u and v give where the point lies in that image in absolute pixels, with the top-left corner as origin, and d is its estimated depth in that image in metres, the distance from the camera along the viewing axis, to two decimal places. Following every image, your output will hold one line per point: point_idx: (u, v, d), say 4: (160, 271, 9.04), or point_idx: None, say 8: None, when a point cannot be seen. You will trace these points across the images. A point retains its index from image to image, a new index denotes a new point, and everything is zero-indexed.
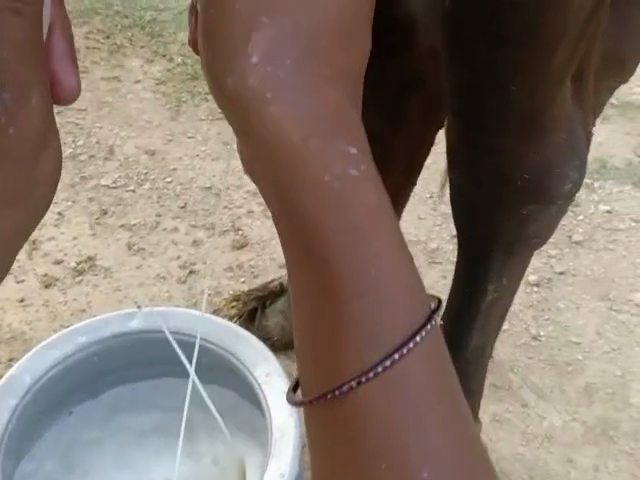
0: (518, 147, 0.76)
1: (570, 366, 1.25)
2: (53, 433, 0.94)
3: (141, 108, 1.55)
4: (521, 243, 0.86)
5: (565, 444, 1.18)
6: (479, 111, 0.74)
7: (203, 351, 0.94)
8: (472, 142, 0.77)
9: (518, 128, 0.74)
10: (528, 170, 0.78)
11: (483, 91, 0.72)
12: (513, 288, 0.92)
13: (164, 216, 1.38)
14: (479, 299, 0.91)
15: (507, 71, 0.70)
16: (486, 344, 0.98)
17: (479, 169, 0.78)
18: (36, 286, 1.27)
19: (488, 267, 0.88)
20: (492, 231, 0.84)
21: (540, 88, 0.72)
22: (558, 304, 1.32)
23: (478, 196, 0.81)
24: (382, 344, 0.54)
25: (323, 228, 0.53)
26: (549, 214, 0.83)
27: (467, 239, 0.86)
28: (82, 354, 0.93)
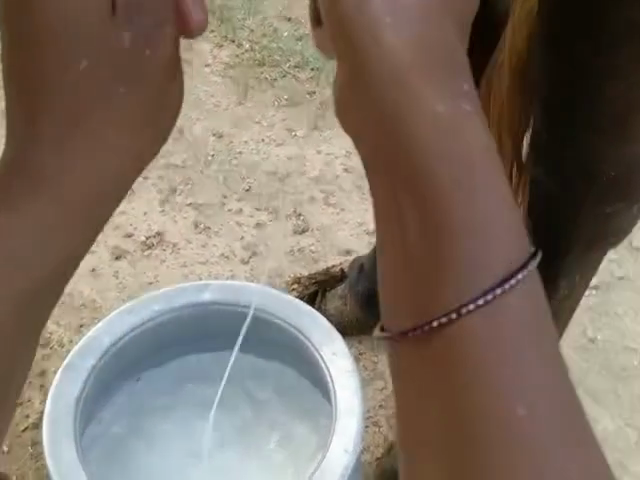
0: (606, 148, 0.76)
1: (626, 371, 1.25)
2: (120, 398, 0.98)
3: (210, 91, 1.58)
4: (598, 241, 0.86)
5: (617, 448, 1.18)
6: (571, 111, 0.74)
7: (271, 328, 0.98)
8: (560, 140, 0.77)
9: (608, 128, 0.74)
10: (616, 167, 0.78)
11: (576, 92, 0.73)
12: (584, 283, 0.93)
13: (229, 197, 1.41)
14: (553, 289, 0.92)
15: (604, 75, 0.71)
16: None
17: (564, 168, 0.79)
18: (107, 257, 1.31)
19: (562, 265, 0.88)
20: (572, 226, 0.84)
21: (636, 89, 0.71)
22: (616, 308, 1.31)
23: (557, 194, 0.82)
24: (482, 290, 0.59)
25: (428, 170, 0.60)
26: (629, 214, 0.84)
27: (539, 234, 0.86)
28: (156, 322, 0.98)
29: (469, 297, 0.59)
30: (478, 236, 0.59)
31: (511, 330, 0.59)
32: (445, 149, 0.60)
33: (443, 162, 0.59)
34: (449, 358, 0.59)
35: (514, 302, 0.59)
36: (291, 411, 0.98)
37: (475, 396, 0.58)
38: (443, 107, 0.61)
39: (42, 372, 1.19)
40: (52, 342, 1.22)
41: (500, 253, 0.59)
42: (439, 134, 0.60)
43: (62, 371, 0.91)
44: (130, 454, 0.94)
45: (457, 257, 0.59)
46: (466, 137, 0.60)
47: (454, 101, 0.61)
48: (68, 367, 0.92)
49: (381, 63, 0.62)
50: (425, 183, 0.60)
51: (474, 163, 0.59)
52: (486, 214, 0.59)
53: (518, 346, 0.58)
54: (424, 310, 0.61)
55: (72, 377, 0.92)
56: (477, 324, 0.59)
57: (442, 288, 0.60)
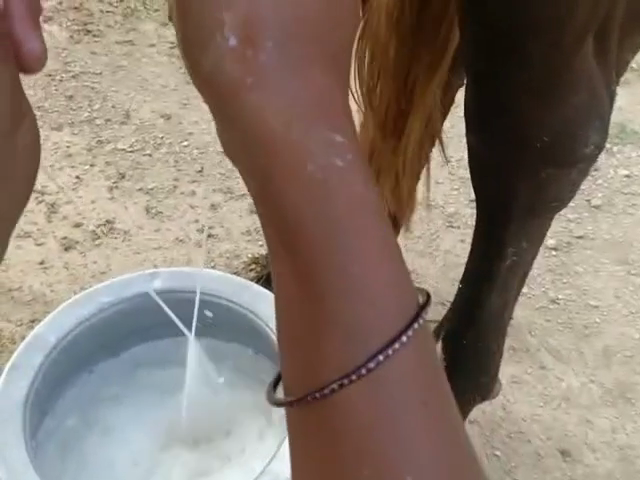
0: (534, 114, 0.73)
1: (588, 329, 1.25)
2: (73, 391, 0.95)
3: (156, 72, 1.54)
4: (537, 209, 0.82)
5: (583, 405, 1.18)
6: (495, 76, 0.72)
7: (226, 311, 0.96)
8: (489, 106, 0.74)
9: (531, 91, 0.72)
10: (547, 133, 0.75)
11: (499, 52, 0.70)
12: (535, 246, 0.86)
13: (181, 180, 1.38)
14: (498, 262, 0.86)
15: (525, 32, 0.68)
16: (506, 302, 0.92)
17: (496, 135, 0.76)
18: (56, 249, 1.27)
19: (506, 227, 0.83)
20: (511, 194, 0.80)
21: (560, 50, 0.69)
22: (576, 268, 1.32)
23: (493, 162, 0.78)
24: (364, 298, 0.49)
25: (284, 167, 0.48)
26: (568, 178, 0.79)
27: (484, 200, 0.82)
28: (106, 314, 0.94)
29: (352, 353, 0.50)
30: (348, 248, 0.49)
31: (390, 400, 0.50)
32: (314, 180, 0.48)
33: (318, 199, 0.48)
34: (332, 426, 0.51)
35: (401, 361, 0.50)
36: (249, 391, 0.96)
37: (364, 440, 0.50)
38: (310, 130, 0.48)
39: None
40: (3, 338, 1.18)
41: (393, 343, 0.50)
42: (313, 160, 0.48)
43: (8, 372, 0.87)
44: (85, 449, 0.92)
45: (337, 251, 0.49)
46: (336, 135, 0.49)
47: (324, 117, 0.48)
48: (13, 369, 0.88)
49: (218, 52, 0.48)
50: (308, 225, 0.48)
51: (349, 205, 0.49)
52: (343, 202, 0.49)
53: (402, 381, 0.50)
54: (316, 355, 0.51)
55: (19, 376, 0.88)
56: (385, 373, 0.50)
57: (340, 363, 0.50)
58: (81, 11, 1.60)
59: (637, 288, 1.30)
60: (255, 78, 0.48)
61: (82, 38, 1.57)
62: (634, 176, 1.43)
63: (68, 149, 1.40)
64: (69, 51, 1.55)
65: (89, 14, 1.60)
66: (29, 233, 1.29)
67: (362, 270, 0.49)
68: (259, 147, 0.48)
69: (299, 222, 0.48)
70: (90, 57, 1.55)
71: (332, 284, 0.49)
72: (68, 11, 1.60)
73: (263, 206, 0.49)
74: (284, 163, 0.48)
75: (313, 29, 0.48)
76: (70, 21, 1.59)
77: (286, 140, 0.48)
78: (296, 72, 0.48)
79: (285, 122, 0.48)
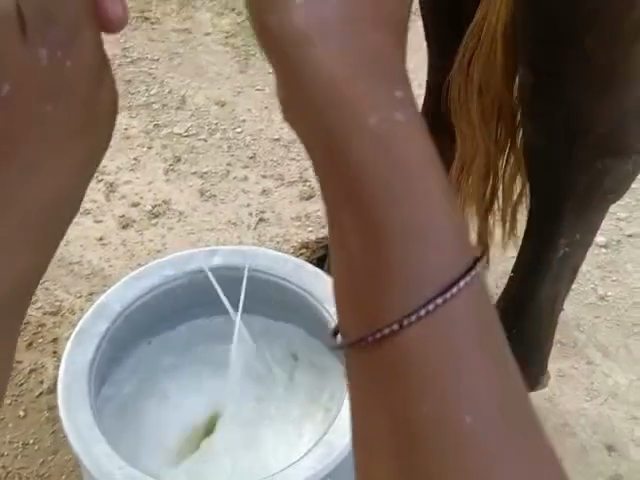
0: (590, 104, 0.73)
1: (636, 327, 1.25)
2: (132, 360, 0.98)
3: (211, 60, 1.57)
4: (592, 200, 0.81)
5: (630, 402, 1.17)
6: (551, 65, 0.73)
7: (282, 291, 0.98)
8: (546, 97, 0.75)
9: (587, 80, 0.72)
10: (603, 124, 0.74)
11: (553, 39, 0.71)
12: (587, 241, 0.86)
13: (234, 165, 1.41)
14: (551, 250, 0.86)
15: (582, 25, 0.69)
16: (556, 295, 0.93)
17: (552, 124, 0.76)
18: (114, 227, 1.30)
19: (559, 216, 0.83)
20: (563, 186, 0.80)
21: (617, 44, 0.69)
22: (626, 266, 1.31)
23: (547, 153, 0.79)
24: (424, 247, 0.53)
25: (352, 141, 0.54)
26: (625, 171, 0.78)
27: (538, 189, 0.82)
28: (168, 287, 0.97)
29: (416, 302, 0.53)
30: (420, 219, 0.53)
31: (449, 343, 0.53)
32: (374, 138, 0.54)
33: (379, 160, 0.54)
34: (388, 360, 0.54)
35: (457, 311, 0.53)
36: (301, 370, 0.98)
37: (431, 417, 0.52)
38: (375, 97, 0.55)
39: (54, 339, 1.17)
40: (63, 309, 1.21)
41: (434, 269, 0.53)
42: (372, 115, 0.54)
43: (75, 337, 0.90)
44: (142, 416, 0.95)
45: (402, 218, 0.53)
46: (397, 110, 0.55)
47: (382, 79, 0.56)
48: (81, 334, 0.91)
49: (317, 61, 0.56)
50: (370, 193, 0.54)
51: (407, 156, 0.54)
52: (425, 231, 0.53)
53: (454, 325, 0.53)
54: (372, 316, 0.54)
55: (86, 341, 0.91)
56: (416, 340, 0.53)
57: (404, 278, 0.53)
58: None
59: None
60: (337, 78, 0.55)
61: (140, 25, 1.61)
62: None
63: (125, 131, 1.44)
64: (128, 37, 1.59)
65: (147, 2, 1.64)
66: (88, 211, 1.32)
67: (425, 238, 0.53)
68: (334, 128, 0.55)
69: (361, 179, 0.54)
70: (147, 43, 1.59)
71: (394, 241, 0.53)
72: None
73: (326, 172, 0.55)
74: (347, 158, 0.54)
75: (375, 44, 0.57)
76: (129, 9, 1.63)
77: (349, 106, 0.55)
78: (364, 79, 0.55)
79: (342, 97, 0.55)
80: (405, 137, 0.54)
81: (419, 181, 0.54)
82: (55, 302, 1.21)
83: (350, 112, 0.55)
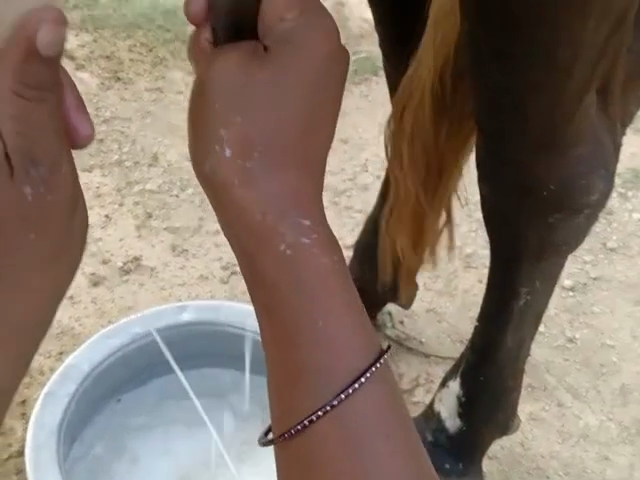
0: (537, 166, 0.77)
1: (605, 368, 1.27)
2: (101, 419, 0.98)
3: (183, 118, 1.60)
4: (547, 250, 0.84)
5: (601, 443, 1.18)
6: (502, 132, 0.76)
7: (253, 344, 0.99)
8: (498, 158, 0.78)
9: (534, 145, 0.75)
10: (553, 182, 0.78)
11: (501, 108, 0.74)
12: (546, 289, 0.89)
13: (206, 219, 1.43)
14: (512, 301, 0.89)
15: (526, 92, 0.72)
16: (522, 343, 0.95)
17: (505, 184, 0.79)
18: (85, 284, 1.31)
19: (518, 268, 0.86)
20: (520, 240, 0.83)
21: (561, 107, 0.73)
22: (592, 308, 1.34)
23: (503, 209, 0.82)
24: (332, 356, 0.65)
25: (264, 259, 0.67)
26: (576, 224, 0.82)
27: (497, 243, 0.85)
28: (137, 344, 0.97)
29: (323, 400, 0.65)
30: (323, 326, 0.65)
31: (357, 432, 0.65)
32: (291, 269, 0.66)
33: (289, 277, 0.66)
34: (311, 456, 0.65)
35: (359, 403, 0.65)
36: None
37: None
38: (283, 219, 0.66)
39: (23, 400, 1.17)
40: (32, 371, 1.20)
41: (333, 370, 0.65)
42: (286, 243, 0.66)
43: (43, 399, 0.90)
44: (113, 475, 0.94)
45: (311, 332, 0.65)
46: (306, 220, 0.67)
47: (297, 205, 0.67)
48: (49, 395, 0.91)
49: (217, 163, 0.68)
50: (291, 315, 0.65)
51: (320, 277, 0.66)
52: (330, 338, 0.65)
53: (361, 414, 0.65)
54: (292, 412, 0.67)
55: (54, 403, 0.91)
56: (342, 421, 0.65)
57: (317, 391, 0.65)
58: (112, 59, 1.69)
59: None
60: (241, 179, 0.67)
61: (113, 85, 1.65)
62: None
63: (97, 189, 1.46)
64: (100, 97, 1.62)
65: (120, 62, 1.68)
66: None
67: (326, 348, 0.65)
68: (254, 239, 0.67)
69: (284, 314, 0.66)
70: (120, 102, 1.62)
71: (304, 355, 0.66)
72: (100, 60, 1.68)
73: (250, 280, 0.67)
74: (269, 280, 0.66)
75: (285, 145, 0.68)
76: (102, 70, 1.67)
77: (264, 234, 0.66)
78: (278, 173, 0.67)
79: (261, 220, 0.66)
80: (312, 264, 0.66)
81: (321, 306, 0.66)
82: None
83: (267, 236, 0.66)
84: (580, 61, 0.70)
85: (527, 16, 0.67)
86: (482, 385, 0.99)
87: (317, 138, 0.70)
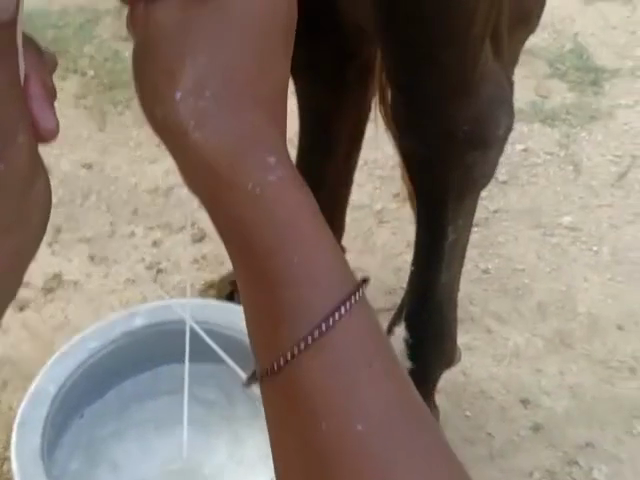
0: (453, 108, 0.82)
1: (520, 290, 1.38)
2: (70, 438, 0.97)
3: (66, 124, 1.56)
4: (467, 189, 0.91)
5: (532, 358, 1.30)
6: (418, 85, 0.81)
7: (210, 335, 1.01)
8: (415, 109, 0.83)
9: (447, 89, 0.81)
10: (468, 121, 0.84)
11: (415, 63, 0.79)
12: (468, 224, 0.96)
13: (118, 223, 1.41)
14: (442, 241, 0.95)
15: (435, 42, 0.77)
16: (454, 279, 1.02)
17: (427, 132, 0.84)
18: (10, 311, 1.26)
19: (444, 206, 0.91)
20: (444, 182, 0.89)
21: (466, 51, 0.78)
22: (497, 238, 1.45)
23: (425, 157, 0.87)
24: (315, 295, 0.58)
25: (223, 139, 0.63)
26: (490, 158, 0.89)
27: (424, 187, 0.90)
28: (97, 357, 0.96)
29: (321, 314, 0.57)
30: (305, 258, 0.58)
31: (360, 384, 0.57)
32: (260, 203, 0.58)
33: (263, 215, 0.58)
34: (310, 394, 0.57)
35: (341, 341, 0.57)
36: (240, 403, 1.02)
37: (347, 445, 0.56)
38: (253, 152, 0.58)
39: None
40: None
41: (355, 353, 0.57)
42: (259, 175, 0.58)
43: (18, 430, 0.87)
44: None
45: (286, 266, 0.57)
46: (270, 157, 0.58)
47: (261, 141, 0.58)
48: (23, 425, 0.88)
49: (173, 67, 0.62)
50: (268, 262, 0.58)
51: (294, 219, 0.58)
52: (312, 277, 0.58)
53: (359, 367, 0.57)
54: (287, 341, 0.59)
55: (30, 431, 0.88)
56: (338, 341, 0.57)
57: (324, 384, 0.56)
58: None
59: (553, 247, 1.44)
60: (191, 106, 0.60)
61: None
62: (529, 148, 1.59)
63: None
64: None
65: None
66: None
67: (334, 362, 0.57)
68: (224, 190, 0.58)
69: (247, 222, 0.58)
70: None
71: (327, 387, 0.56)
72: None
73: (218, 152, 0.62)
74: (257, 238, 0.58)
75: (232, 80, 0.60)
76: None
77: (242, 139, 0.58)
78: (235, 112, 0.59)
79: (235, 150, 0.58)
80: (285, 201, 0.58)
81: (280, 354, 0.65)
82: None
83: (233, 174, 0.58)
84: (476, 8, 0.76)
85: None
86: (427, 325, 1.05)
87: (270, 79, 0.60)
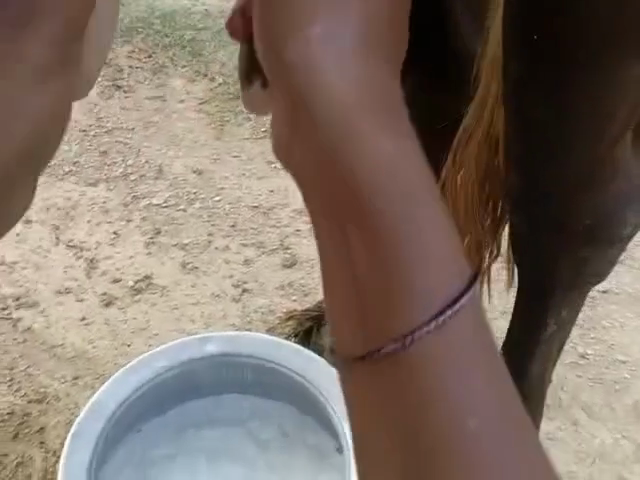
0: (571, 201, 0.74)
1: (618, 384, 1.27)
2: (123, 452, 0.97)
3: (186, 127, 1.58)
4: (575, 283, 0.83)
5: (616, 461, 1.19)
6: (536, 170, 0.73)
7: (277, 374, 0.99)
8: (527, 195, 0.75)
9: (567, 181, 0.73)
10: (587, 217, 0.76)
11: (537, 145, 0.71)
12: (572, 319, 0.89)
13: (215, 234, 1.41)
14: (539, 329, 0.89)
15: (566, 127, 0.70)
16: (545, 371, 0.96)
17: (537, 221, 0.77)
18: (96, 305, 1.30)
19: (547, 299, 0.85)
20: (549, 273, 0.82)
21: (596, 144, 0.70)
22: (602, 323, 1.34)
23: (532, 246, 0.79)
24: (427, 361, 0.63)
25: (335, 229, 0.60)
26: (606, 257, 0.81)
27: (528, 278, 0.83)
28: (161, 377, 0.96)
29: None
30: None
31: None
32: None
33: None
34: None
35: None
36: (298, 451, 0.99)
37: None
38: None
39: (40, 428, 1.18)
40: (48, 396, 1.21)
41: None
42: None
43: (71, 441, 0.90)
44: None
45: None
46: None
47: None
48: (76, 436, 0.90)
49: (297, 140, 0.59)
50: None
51: None
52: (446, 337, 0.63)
53: None
54: None
55: (83, 444, 0.90)
56: None
57: None
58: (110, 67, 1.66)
59: None
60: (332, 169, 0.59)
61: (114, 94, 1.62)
62: None
63: (104, 204, 1.44)
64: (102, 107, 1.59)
65: (119, 70, 1.66)
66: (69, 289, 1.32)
67: None
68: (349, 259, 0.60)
69: None
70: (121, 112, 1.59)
71: None
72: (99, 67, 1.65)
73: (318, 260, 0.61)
74: None
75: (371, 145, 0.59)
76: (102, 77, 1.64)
77: None
78: None
79: None
80: None
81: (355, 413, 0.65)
82: (40, 388, 1.22)
83: None
84: (621, 100, 0.68)
85: (562, 48, 0.66)
86: None
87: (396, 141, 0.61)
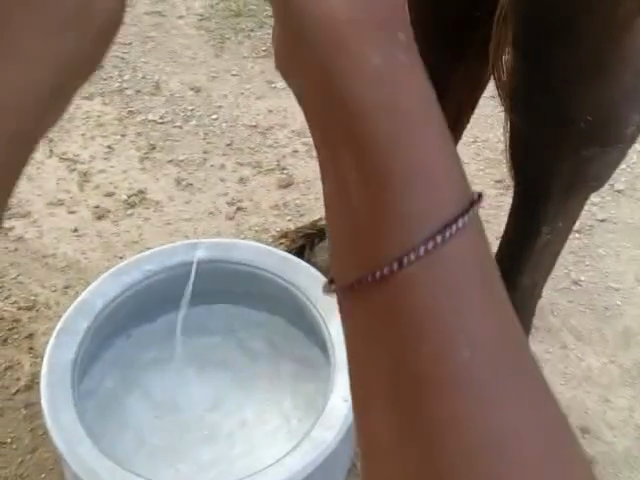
0: (576, 91, 0.72)
1: (609, 311, 1.27)
2: (110, 353, 0.99)
3: (185, 44, 1.54)
4: (575, 184, 0.81)
5: (602, 385, 1.20)
6: (541, 56, 0.72)
7: (266, 283, 0.99)
8: (532, 84, 0.75)
9: (575, 72, 0.71)
10: (590, 113, 0.73)
11: (549, 28, 0.70)
12: (570, 229, 0.87)
13: (210, 153, 1.39)
14: (531, 237, 0.88)
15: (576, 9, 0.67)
16: (535, 285, 0.93)
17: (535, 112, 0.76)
18: (88, 218, 1.30)
19: (544, 204, 0.84)
20: (546, 174, 0.81)
21: (608, 29, 0.67)
22: (598, 250, 1.33)
23: (529, 140, 0.79)
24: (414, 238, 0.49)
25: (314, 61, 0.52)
26: (610, 158, 0.78)
27: (524, 177, 0.83)
28: (149, 280, 0.98)
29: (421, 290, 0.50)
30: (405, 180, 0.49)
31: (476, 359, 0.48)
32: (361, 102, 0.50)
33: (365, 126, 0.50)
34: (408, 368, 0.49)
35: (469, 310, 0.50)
36: (287, 360, 0.99)
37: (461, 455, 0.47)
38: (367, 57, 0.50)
39: (30, 335, 1.18)
40: (38, 303, 1.21)
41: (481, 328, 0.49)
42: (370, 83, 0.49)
43: (58, 336, 0.92)
44: (126, 407, 0.96)
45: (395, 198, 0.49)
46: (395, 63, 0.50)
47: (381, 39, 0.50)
48: (63, 331, 0.92)
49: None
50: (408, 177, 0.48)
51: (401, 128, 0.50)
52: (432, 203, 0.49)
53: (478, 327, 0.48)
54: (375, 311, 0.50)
55: (69, 340, 0.92)
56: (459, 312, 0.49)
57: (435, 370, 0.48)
58: None
59: None
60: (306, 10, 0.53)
61: None
62: None
63: (99, 118, 1.42)
64: None
65: None
66: (62, 202, 1.32)
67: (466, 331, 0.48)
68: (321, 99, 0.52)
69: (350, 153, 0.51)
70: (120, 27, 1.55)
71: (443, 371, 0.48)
72: None
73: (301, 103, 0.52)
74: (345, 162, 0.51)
75: None
76: None
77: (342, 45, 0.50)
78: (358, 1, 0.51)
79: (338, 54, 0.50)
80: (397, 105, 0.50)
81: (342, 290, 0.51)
82: (30, 295, 1.22)
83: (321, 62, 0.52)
84: None
85: None
86: None
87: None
